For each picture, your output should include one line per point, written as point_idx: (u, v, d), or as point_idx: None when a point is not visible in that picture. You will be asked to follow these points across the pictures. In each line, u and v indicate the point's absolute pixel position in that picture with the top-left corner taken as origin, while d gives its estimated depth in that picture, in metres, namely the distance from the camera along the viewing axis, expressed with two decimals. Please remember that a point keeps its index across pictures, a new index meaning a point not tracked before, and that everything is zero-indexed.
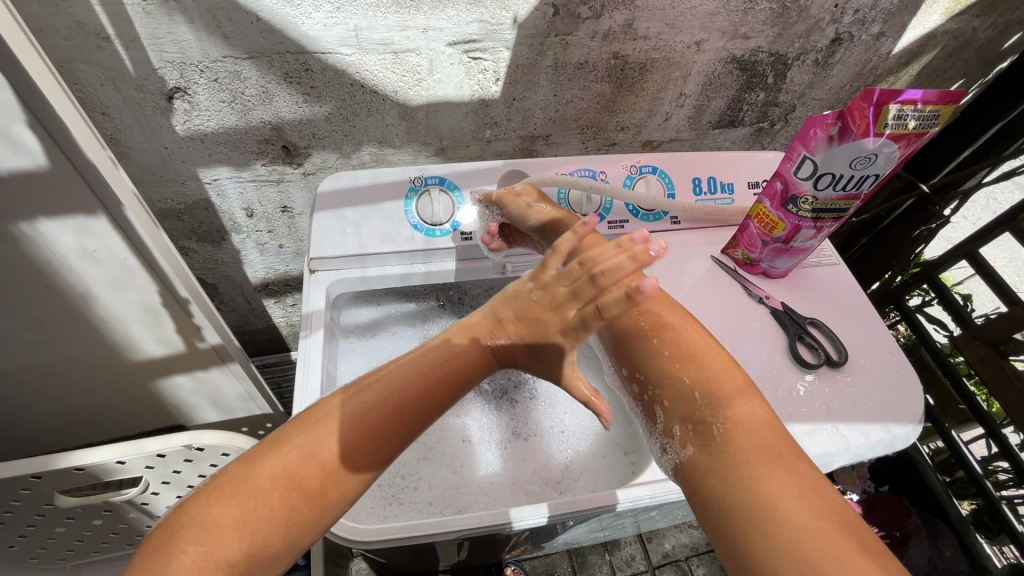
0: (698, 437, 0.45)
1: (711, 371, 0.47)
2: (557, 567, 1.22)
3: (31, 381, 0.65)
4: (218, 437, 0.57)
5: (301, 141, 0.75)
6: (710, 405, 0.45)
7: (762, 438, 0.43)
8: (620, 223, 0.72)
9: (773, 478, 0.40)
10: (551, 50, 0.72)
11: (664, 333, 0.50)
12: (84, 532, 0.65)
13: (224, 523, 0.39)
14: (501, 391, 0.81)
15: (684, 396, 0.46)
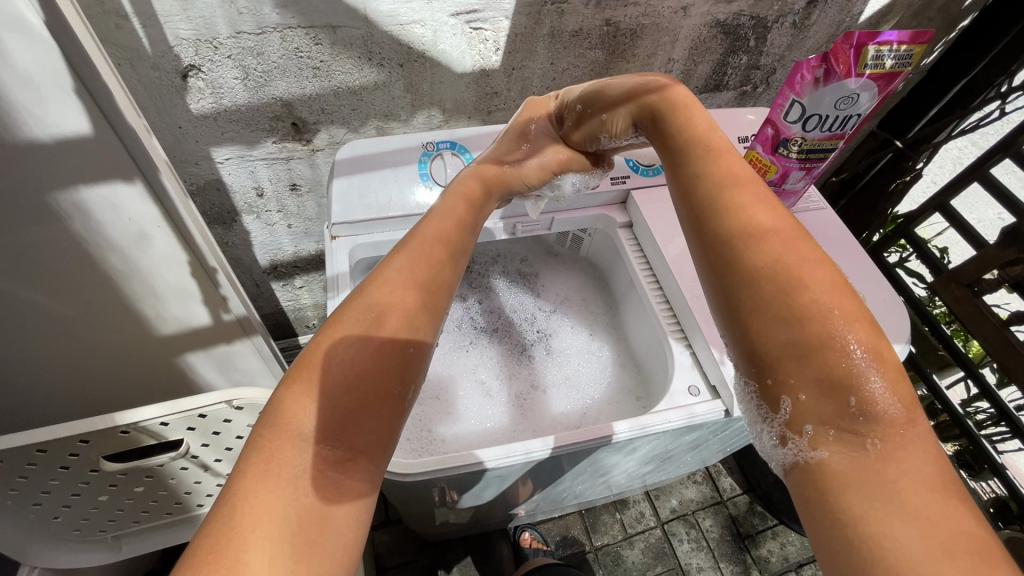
0: (839, 443, 0.35)
1: (821, 299, 0.37)
2: (571, 528, 1.27)
3: (65, 357, 0.66)
4: (257, 393, 0.60)
5: (310, 116, 0.78)
6: (839, 365, 0.35)
7: (907, 454, 0.34)
8: (622, 179, 0.76)
9: (903, 475, 0.33)
10: (548, 19, 0.76)
11: (795, 289, 0.37)
12: (126, 500, 0.67)
13: (275, 458, 0.37)
14: (511, 348, 0.84)
15: (824, 385, 0.36)
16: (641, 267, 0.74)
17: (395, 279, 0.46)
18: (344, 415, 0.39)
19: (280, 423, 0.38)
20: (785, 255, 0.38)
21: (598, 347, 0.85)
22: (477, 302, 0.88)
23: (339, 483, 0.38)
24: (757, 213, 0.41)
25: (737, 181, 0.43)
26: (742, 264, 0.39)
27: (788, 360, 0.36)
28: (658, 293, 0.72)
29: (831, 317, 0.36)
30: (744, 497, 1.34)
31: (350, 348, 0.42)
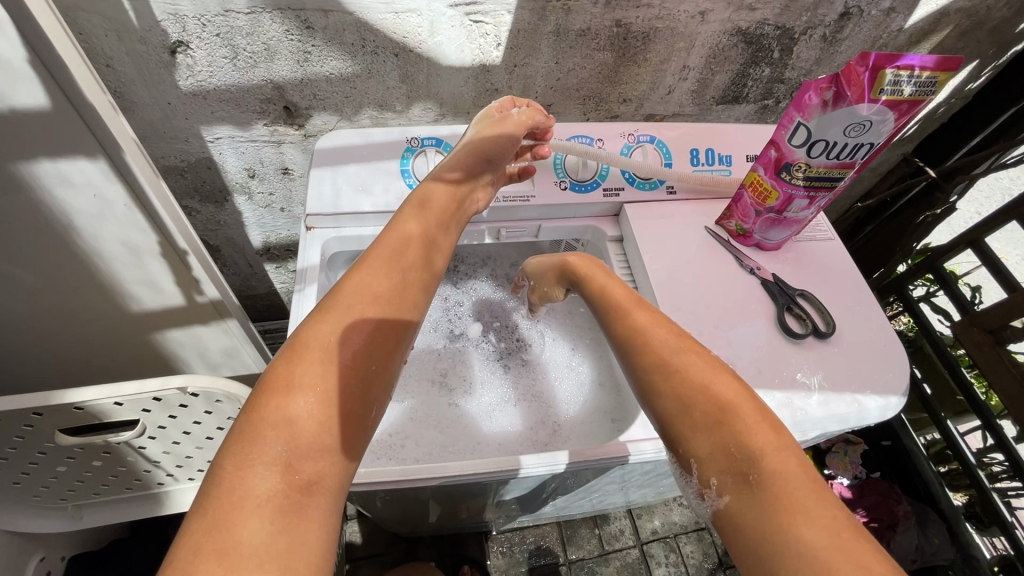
0: (736, 486, 0.41)
1: (681, 366, 0.47)
2: (546, 538, 1.24)
3: (40, 324, 0.67)
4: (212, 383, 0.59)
5: (302, 101, 0.76)
6: (712, 414, 0.43)
7: (787, 483, 0.39)
8: (616, 190, 0.71)
9: (783, 491, 0.39)
10: (553, 16, 0.72)
11: (674, 374, 0.47)
12: (85, 473, 0.67)
13: (259, 452, 0.38)
14: (490, 355, 0.82)
15: (715, 439, 0.43)
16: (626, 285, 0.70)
17: (364, 282, 0.48)
18: (305, 438, 0.40)
19: (239, 453, 0.38)
20: (662, 349, 0.49)
21: (578, 363, 0.81)
22: (460, 304, 0.86)
23: (324, 480, 0.40)
24: (628, 315, 0.53)
25: (620, 294, 0.56)
26: (633, 364, 0.50)
27: (682, 426, 0.45)
28: None
29: (688, 378, 0.46)
30: None
31: (326, 350, 0.44)
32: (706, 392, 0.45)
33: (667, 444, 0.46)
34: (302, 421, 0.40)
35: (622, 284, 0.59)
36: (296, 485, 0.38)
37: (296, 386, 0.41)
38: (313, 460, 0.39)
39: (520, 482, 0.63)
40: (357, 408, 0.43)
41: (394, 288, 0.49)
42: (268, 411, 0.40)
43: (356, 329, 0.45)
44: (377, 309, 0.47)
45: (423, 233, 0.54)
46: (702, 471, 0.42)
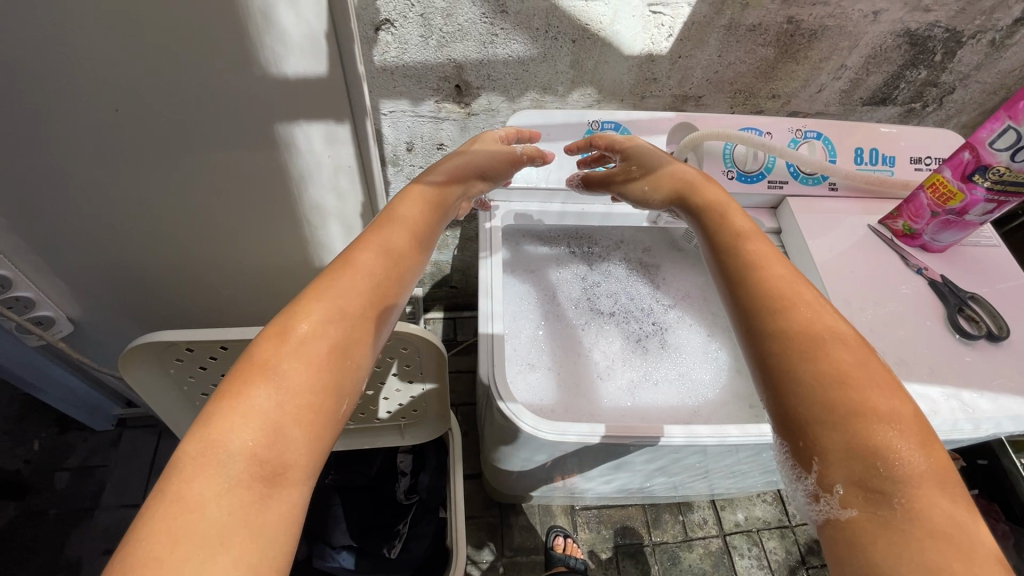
0: (867, 502, 0.35)
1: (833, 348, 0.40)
2: (631, 519, 1.28)
3: (240, 260, 0.77)
4: (408, 330, 0.66)
5: (475, 81, 0.81)
6: (849, 413, 0.37)
7: (937, 516, 0.33)
8: (780, 184, 0.74)
9: (929, 530, 0.33)
10: (730, 10, 0.74)
11: (822, 356, 0.40)
12: None
13: (218, 438, 0.35)
14: (628, 335, 0.86)
15: (852, 444, 0.36)
16: None
17: (353, 267, 0.46)
18: (273, 426, 0.36)
19: (202, 438, 0.35)
20: (812, 324, 0.42)
21: (714, 348, 0.85)
22: (599, 283, 0.90)
23: (283, 480, 0.35)
24: (774, 275, 0.45)
25: (767, 251, 0.48)
26: (772, 329, 0.42)
27: (814, 416, 0.38)
28: None
29: (845, 371, 0.39)
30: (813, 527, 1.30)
31: (301, 332, 0.40)
32: (853, 391, 0.38)
33: (789, 431, 0.39)
34: (268, 408, 0.36)
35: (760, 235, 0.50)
36: (255, 482, 0.34)
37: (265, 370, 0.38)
38: (274, 455, 0.35)
39: (678, 452, 0.67)
40: (328, 400, 0.39)
41: (380, 275, 0.47)
42: (231, 394, 0.37)
43: (337, 315, 0.42)
44: (359, 295, 0.44)
45: (410, 225, 0.52)
46: (826, 472, 0.36)
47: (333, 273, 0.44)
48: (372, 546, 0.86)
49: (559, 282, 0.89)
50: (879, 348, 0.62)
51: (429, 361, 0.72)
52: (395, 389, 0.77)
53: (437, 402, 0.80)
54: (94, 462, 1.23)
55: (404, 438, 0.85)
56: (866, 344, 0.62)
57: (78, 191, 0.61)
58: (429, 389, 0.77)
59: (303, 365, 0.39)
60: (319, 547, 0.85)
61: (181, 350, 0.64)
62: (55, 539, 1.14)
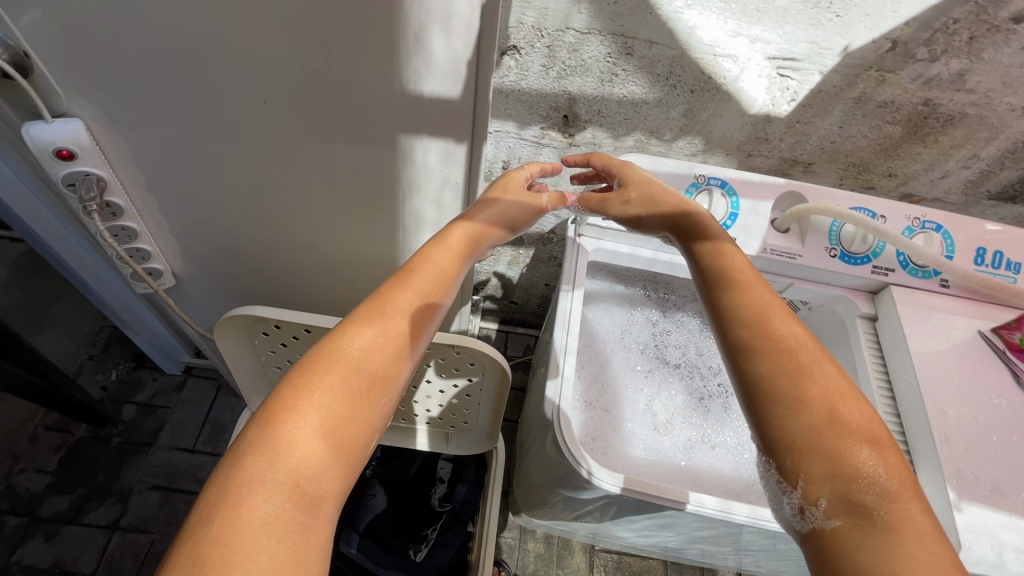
0: (847, 510, 0.38)
1: (808, 367, 0.43)
2: (651, 573, 1.24)
3: (332, 248, 0.81)
4: (479, 345, 0.68)
5: (584, 114, 0.82)
6: (830, 428, 0.40)
7: (914, 534, 0.36)
8: (885, 270, 0.70)
9: (905, 533, 0.36)
10: (863, 84, 0.71)
11: (801, 384, 0.42)
12: None
13: (265, 462, 0.40)
14: (691, 392, 0.83)
15: (834, 463, 0.39)
16: (875, 366, 0.69)
17: (387, 306, 0.52)
18: (312, 454, 0.42)
19: (250, 469, 0.40)
20: (793, 350, 0.44)
21: None
22: (669, 332, 0.88)
23: (318, 503, 0.41)
24: (758, 297, 0.48)
25: (751, 276, 0.50)
26: (754, 351, 0.45)
27: (798, 440, 0.40)
28: (886, 399, 0.66)
29: (822, 390, 0.42)
30: None
31: (338, 368, 0.46)
32: (831, 407, 0.41)
33: (773, 451, 0.41)
34: (308, 437, 0.42)
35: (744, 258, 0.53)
36: (295, 506, 0.39)
37: (306, 402, 0.44)
38: (311, 481, 0.41)
39: (729, 528, 0.64)
40: (360, 431, 0.45)
41: (411, 315, 0.53)
42: (275, 423, 0.42)
43: (366, 362, 0.47)
44: (386, 343, 0.50)
45: (437, 276, 0.57)
46: (810, 491, 0.39)
47: (367, 318, 0.50)
48: (401, 544, 0.87)
49: (627, 324, 0.88)
50: (974, 468, 0.57)
51: (491, 378, 0.73)
52: (452, 397, 0.78)
53: (488, 418, 0.81)
54: (157, 402, 1.32)
55: (448, 448, 0.85)
56: (961, 462, 0.58)
57: (213, 160, 0.67)
58: (483, 404, 0.78)
59: (339, 398, 0.45)
60: (349, 532, 0.87)
61: (269, 325, 0.68)
62: (114, 465, 1.23)
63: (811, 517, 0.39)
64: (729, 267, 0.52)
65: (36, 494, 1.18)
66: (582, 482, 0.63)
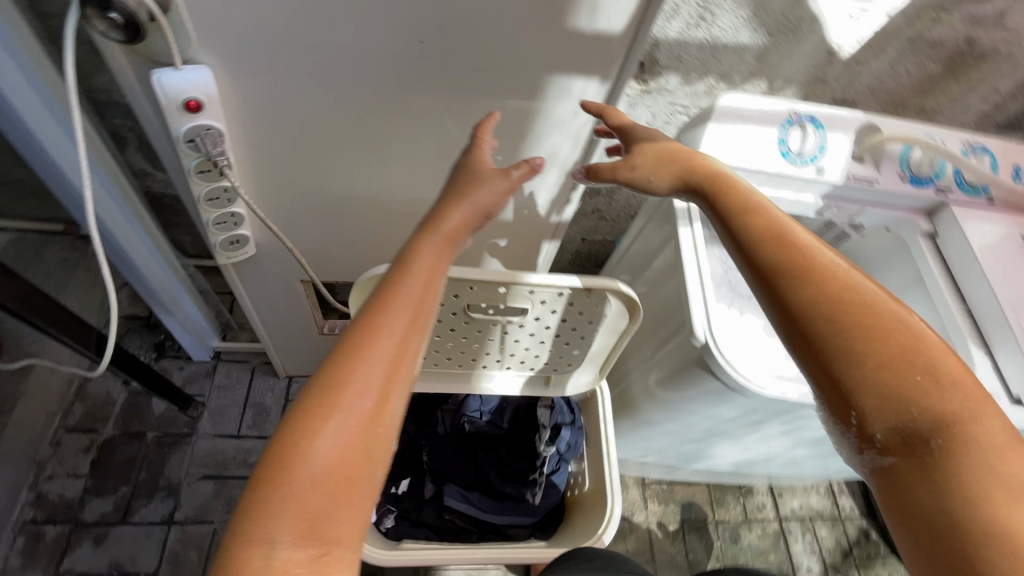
0: (920, 463, 0.39)
1: (874, 322, 0.42)
2: (697, 496, 1.36)
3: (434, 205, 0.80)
4: (611, 283, 0.71)
5: (664, 60, 0.85)
6: (903, 388, 0.40)
7: (980, 448, 0.38)
8: (945, 190, 0.80)
9: (1011, 484, 0.36)
10: (920, 24, 0.79)
11: (881, 337, 0.41)
12: (448, 344, 0.81)
13: (258, 529, 0.36)
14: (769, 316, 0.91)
15: (890, 400, 0.40)
16: (942, 274, 0.79)
17: (370, 326, 0.44)
18: (311, 513, 0.37)
19: (248, 533, 0.36)
20: (856, 307, 0.42)
21: None
22: None
23: (320, 561, 0.36)
24: (804, 257, 0.46)
25: (790, 234, 0.48)
26: (806, 301, 0.43)
27: (873, 391, 0.40)
28: (958, 301, 0.77)
29: (906, 353, 0.41)
30: (862, 521, 1.39)
31: (332, 415, 0.40)
32: (906, 360, 0.41)
33: (839, 408, 0.42)
34: (293, 496, 0.37)
35: (784, 216, 0.50)
36: (284, 569, 0.35)
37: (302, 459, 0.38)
38: (283, 540, 0.36)
39: None
40: (365, 471, 0.40)
41: (402, 329, 0.45)
42: (258, 490, 0.37)
43: (369, 390, 0.41)
44: (386, 363, 0.43)
45: (427, 276, 0.49)
46: (866, 426, 0.40)
47: (356, 345, 0.43)
48: (515, 491, 0.91)
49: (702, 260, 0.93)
50: None
51: (611, 316, 0.77)
52: (565, 341, 0.82)
53: (594, 358, 0.85)
54: (190, 391, 1.24)
55: (549, 391, 0.89)
56: None
57: (341, 113, 0.64)
58: (594, 344, 0.82)
59: (343, 449, 0.39)
60: (454, 489, 0.92)
61: None
62: (156, 460, 1.16)
63: (872, 461, 0.41)
64: (761, 219, 0.49)
65: (74, 500, 1.09)
66: (723, 396, 0.69)
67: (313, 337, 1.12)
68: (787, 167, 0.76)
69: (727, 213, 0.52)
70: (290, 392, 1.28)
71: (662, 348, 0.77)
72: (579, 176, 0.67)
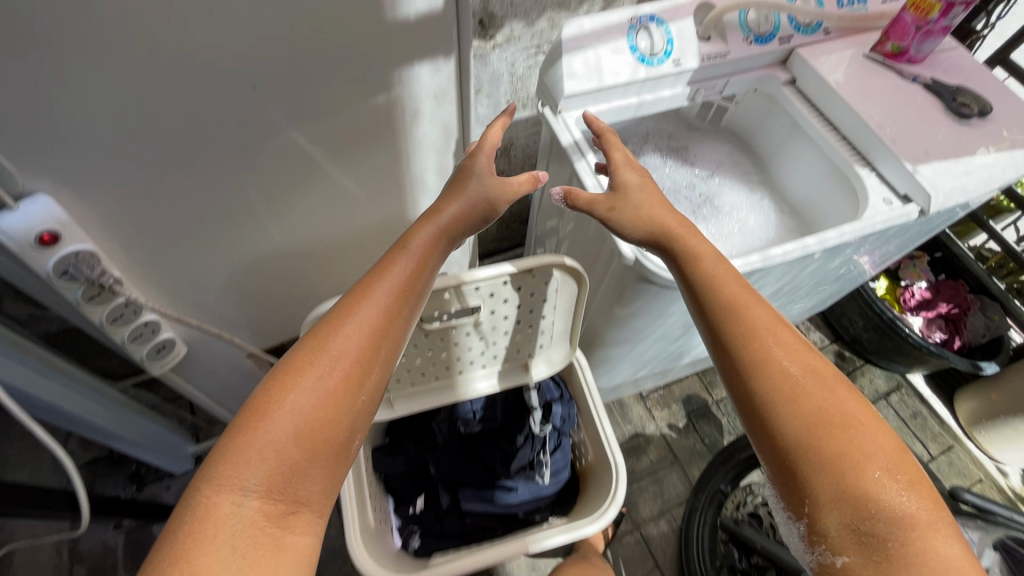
0: (856, 543, 0.44)
1: (834, 406, 0.48)
2: (693, 386, 1.45)
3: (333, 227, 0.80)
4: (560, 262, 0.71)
5: (499, 11, 0.85)
6: (854, 470, 0.45)
7: (909, 526, 0.43)
8: (788, 38, 0.85)
9: (922, 566, 0.41)
10: None
11: (836, 419, 0.47)
12: (415, 363, 0.81)
13: (238, 466, 0.41)
14: (685, 209, 0.96)
15: (842, 492, 0.44)
16: (812, 113, 0.86)
17: (352, 321, 0.49)
18: (288, 467, 0.43)
19: (219, 480, 0.41)
20: (821, 404, 0.48)
21: (757, 200, 0.98)
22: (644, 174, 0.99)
23: (287, 530, 0.42)
24: (769, 336, 0.52)
25: (755, 304, 0.54)
26: (756, 370, 0.50)
27: (817, 460, 0.45)
28: (831, 131, 0.84)
29: (859, 440, 0.46)
30: (834, 346, 1.55)
31: (314, 386, 0.45)
32: (852, 443, 0.46)
33: (785, 469, 0.47)
34: (275, 457, 0.42)
35: (755, 295, 0.55)
36: (253, 520, 0.40)
37: (284, 418, 0.44)
38: (252, 491, 0.41)
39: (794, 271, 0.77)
40: (342, 455, 0.46)
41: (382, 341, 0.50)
42: (233, 447, 0.42)
43: (338, 367, 0.47)
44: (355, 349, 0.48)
45: (408, 277, 0.54)
46: (821, 517, 0.45)
47: (333, 323, 0.49)
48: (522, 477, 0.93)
49: None
50: (914, 145, 0.76)
51: (565, 293, 0.78)
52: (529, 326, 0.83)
53: (564, 333, 0.87)
54: None
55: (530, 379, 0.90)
56: (906, 146, 0.76)
57: (212, 184, 0.61)
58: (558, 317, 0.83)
59: (326, 424, 0.45)
60: (469, 492, 0.93)
61: None
62: None
63: (823, 546, 0.45)
64: (734, 302, 0.54)
65: None
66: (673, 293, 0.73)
67: None
68: (648, 70, 0.79)
69: (699, 293, 0.57)
70: None
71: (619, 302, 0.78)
72: (558, 197, 0.67)
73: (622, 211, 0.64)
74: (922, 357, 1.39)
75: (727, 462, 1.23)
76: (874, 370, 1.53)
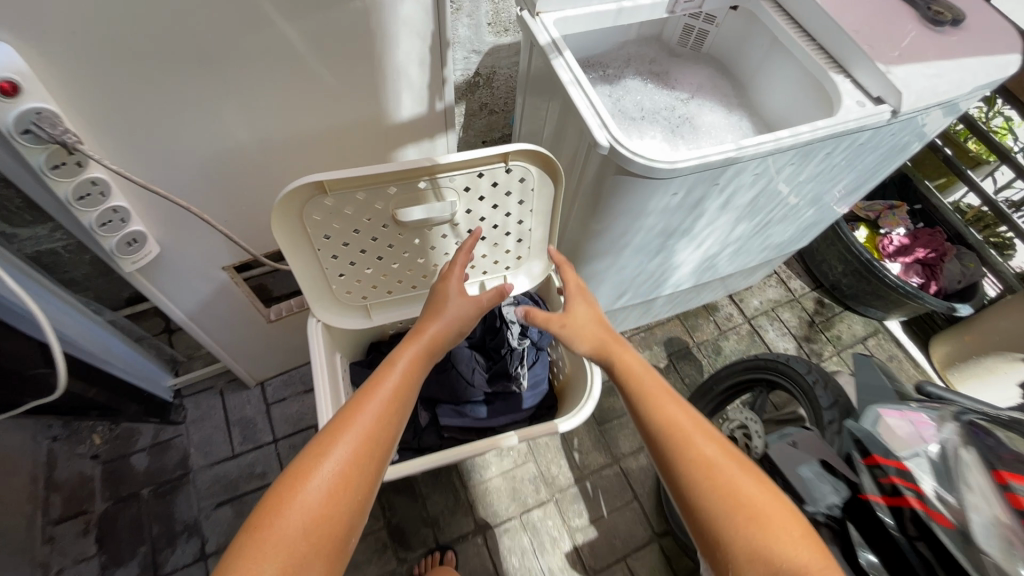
0: None
1: (739, 483, 0.54)
2: (675, 330, 1.47)
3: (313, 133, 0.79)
4: (529, 151, 0.69)
5: None
6: (764, 541, 0.50)
7: None
8: None
9: None
10: None
11: (743, 496, 0.52)
12: (391, 267, 0.81)
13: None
14: (665, 128, 0.95)
15: (754, 555, 0.49)
16: (791, 27, 0.86)
17: (349, 425, 0.55)
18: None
19: None
20: (727, 479, 0.54)
21: (737, 122, 0.98)
22: (624, 96, 0.98)
23: None
24: (677, 420, 0.59)
25: (663, 393, 0.63)
26: (671, 458, 0.57)
27: (729, 537, 0.51)
28: (810, 44, 0.85)
29: (763, 516, 0.51)
30: (813, 293, 1.57)
31: (313, 490, 0.50)
32: (756, 514, 0.51)
33: (709, 550, 0.52)
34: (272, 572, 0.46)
35: (654, 377, 0.66)
36: None
37: (283, 531, 0.48)
38: None
39: (761, 174, 0.78)
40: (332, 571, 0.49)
41: (373, 439, 0.55)
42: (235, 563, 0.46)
43: (332, 472, 0.51)
44: (348, 461, 0.53)
45: (396, 388, 0.59)
46: None
47: (332, 435, 0.54)
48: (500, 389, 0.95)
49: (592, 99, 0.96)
50: (889, 49, 0.77)
51: (540, 195, 0.77)
52: (505, 232, 0.82)
53: (541, 242, 0.86)
54: (166, 436, 1.20)
55: (508, 291, 0.91)
56: (880, 49, 0.77)
57: (189, 61, 0.60)
58: (537, 226, 0.82)
59: (320, 531, 0.49)
60: (447, 408, 0.94)
61: (315, 215, 0.69)
62: (161, 510, 1.12)
63: None
64: (645, 391, 0.64)
65: None
66: (649, 189, 0.73)
67: (264, 328, 1.10)
68: None
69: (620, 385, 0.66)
70: (267, 396, 1.26)
71: (594, 208, 0.78)
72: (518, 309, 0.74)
73: (571, 324, 0.72)
74: (900, 301, 1.41)
75: (704, 398, 1.18)
76: (852, 316, 1.55)
